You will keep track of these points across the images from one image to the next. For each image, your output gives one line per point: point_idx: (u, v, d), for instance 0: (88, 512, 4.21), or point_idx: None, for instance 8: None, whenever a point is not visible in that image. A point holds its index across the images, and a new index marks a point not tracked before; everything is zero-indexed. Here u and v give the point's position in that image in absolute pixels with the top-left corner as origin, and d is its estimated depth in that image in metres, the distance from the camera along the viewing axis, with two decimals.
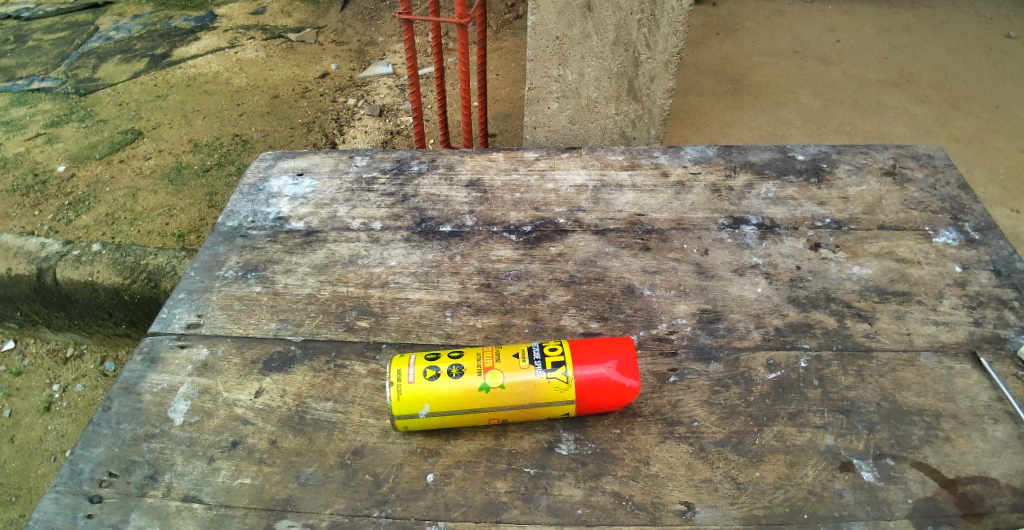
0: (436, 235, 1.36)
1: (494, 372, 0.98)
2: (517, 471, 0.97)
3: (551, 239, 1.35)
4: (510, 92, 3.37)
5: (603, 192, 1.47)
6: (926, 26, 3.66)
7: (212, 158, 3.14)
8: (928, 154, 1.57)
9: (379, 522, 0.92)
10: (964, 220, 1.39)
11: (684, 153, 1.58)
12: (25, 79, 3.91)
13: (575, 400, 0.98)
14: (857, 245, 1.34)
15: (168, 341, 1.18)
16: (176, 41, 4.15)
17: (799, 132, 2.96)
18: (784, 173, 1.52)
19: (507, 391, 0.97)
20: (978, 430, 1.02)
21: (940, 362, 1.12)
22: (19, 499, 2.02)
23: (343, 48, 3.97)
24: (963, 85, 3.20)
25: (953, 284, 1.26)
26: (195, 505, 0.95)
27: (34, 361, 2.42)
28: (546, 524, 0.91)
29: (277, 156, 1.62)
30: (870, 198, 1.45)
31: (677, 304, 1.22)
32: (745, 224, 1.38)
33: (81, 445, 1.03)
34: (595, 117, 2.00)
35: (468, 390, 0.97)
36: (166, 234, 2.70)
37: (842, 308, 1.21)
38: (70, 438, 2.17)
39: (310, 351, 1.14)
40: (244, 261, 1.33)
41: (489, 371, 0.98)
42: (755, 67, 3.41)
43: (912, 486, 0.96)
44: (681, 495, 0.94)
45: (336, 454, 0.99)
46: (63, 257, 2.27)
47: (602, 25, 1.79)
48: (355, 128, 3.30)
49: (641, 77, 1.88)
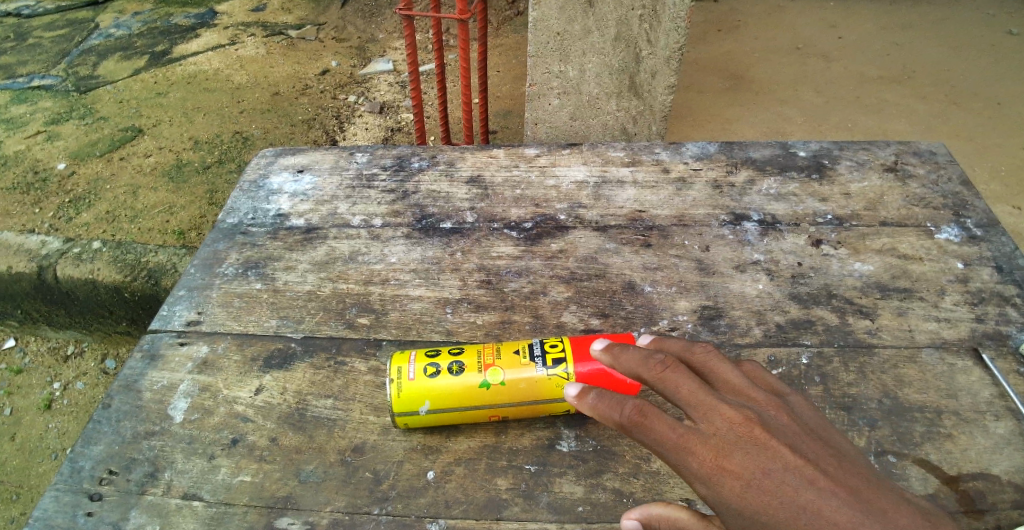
0: (436, 232, 1.36)
1: (495, 367, 0.99)
2: (518, 468, 0.97)
3: (551, 235, 1.35)
4: (510, 89, 3.37)
5: (604, 188, 1.46)
6: (926, 23, 3.64)
7: (212, 156, 3.13)
8: (930, 150, 1.56)
9: (379, 520, 0.92)
10: (966, 217, 1.38)
11: (685, 149, 1.57)
12: (25, 76, 3.90)
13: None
14: (858, 242, 1.33)
15: (168, 339, 1.18)
16: (177, 38, 4.14)
17: (799, 129, 2.96)
18: (785, 170, 1.51)
19: (506, 387, 0.97)
20: (980, 427, 1.02)
21: (942, 359, 1.11)
22: (20, 497, 2.03)
23: (344, 45, 3.96)
24: (964, 83, 3.18)
25: (955, 280, 1.25)
26: (195, 503, 0.95)
27: (35, 359, 2.42)
28: (547, 522, 0.91)
29: (278, 152, 1.61)
30: (871, 195, 1.44)
31: (678, 300, 1.21)
32: (746, 221, 1.38)
33: (81, 442, 1.03)
34: (596, 113, 1.99)
35: (468, 387, 0.98)
36: (166, 232, 2.70)
37: (844, 305, 1.21)
38: (71, 435, 2.17)
39: (310, 348, 1.14)
40: (244, 258, 1.33)
41: (489, 368, 0.99)
42: (756, 64, 3.41)
43: (914, 483, 0.96)
44: (682, 492, 0.94)
45: (337, 451, 0.99)
46: (63, 255, 2.26)
47: (603, 21, 1.78)
48: (356, 125, 3.29)
49: (642, 73, 1.88)
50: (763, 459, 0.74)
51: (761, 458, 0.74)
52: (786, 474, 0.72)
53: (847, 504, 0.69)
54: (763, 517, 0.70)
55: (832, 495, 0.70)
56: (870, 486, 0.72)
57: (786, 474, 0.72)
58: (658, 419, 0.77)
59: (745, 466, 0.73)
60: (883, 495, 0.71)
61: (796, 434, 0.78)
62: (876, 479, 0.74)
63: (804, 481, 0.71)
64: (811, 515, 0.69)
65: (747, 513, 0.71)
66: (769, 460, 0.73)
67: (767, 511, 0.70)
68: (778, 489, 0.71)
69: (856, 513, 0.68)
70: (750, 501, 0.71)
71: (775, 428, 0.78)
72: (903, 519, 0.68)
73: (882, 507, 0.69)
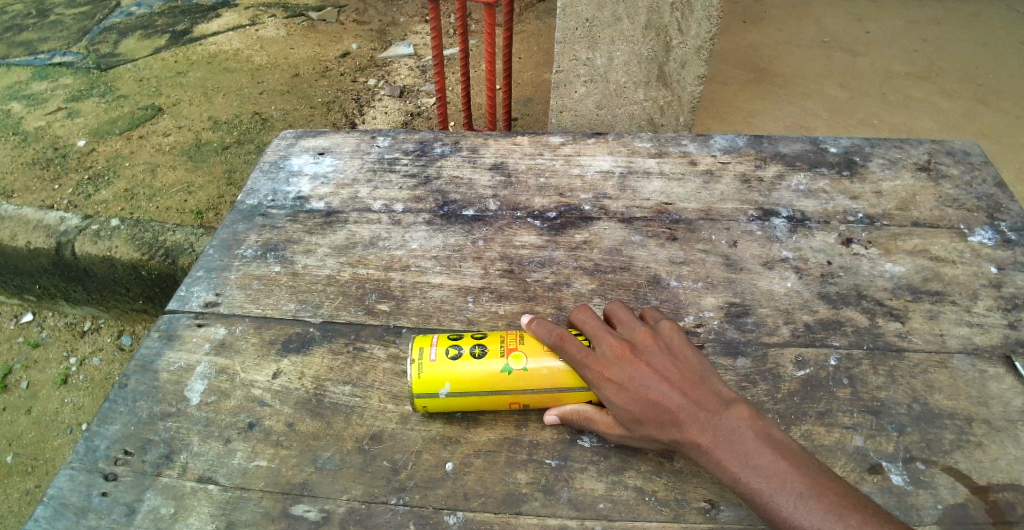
0: (458, 219, 1.34)
1: (517, 351, 0.97)
2: (538, 463, 0.95)
3: (575, 226, 1.32)
4: (532, 76, 3.33)
5: (630, 179, 1.43)
6: (956, 18, 3.55)
7: (230, 136, 3.13)
8: (965, 150, 1.51)
9: (396, 510, 0.90)
10: (1001, 220, 1.34)
11: (714, 142, 1.53)
12: (46, 53, 3.91)
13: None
14: (890, 242, 1.30)
15: (186, 320, 1.17)
16: (198, 17, 4.12)
17: (825, 124, 2.91)
18: (816, 165, 1.47)
19: (529, 373, 0.95)
20: (1012, 437, 0.99)
21: (973, 365, 1.08)
22: (34, 470, 2.05)
23: (365, 28, 3.92)
24: (993, 82, 3.09)
25: (988, 285, 1.21)
26: (210, 487, 0.94)
27: (52, 334, 2.43)
28: (567, 518, 0.89)
29: (298, 134, 1.59)
30: (903, 194, 1.40)
31: (704, 296, 1.19)
32: (775, 217, 1.34)
33: (97, 421, 1.02)
34: (622, 102, 1.96)
35: (490, 371, 0.96)
36: (184, 211, 2.71)
37: (874, 306, 1.17)
38: (86, 411, 2.19)
39: (329, 333, 1.13)
40: (264, 240, 1.31)
41: (512, 353, 0.97)
42: (783, 58, 3.33)
43: (942, 492, 0.93)
44: (706, 492, 0.92)
45: (354, 439, 0.98)
46: (82, 231, 2.25)
47: (634, 8, 1.74)
48: (376, 109, 3.27)
49: (671, 63, 1.84)
50: (630, 370, 0.92)
51: (628, 369, 0.92)
52: (644, 379, 0.91)
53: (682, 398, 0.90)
54: (625, 410, 0.90)
55: (674, 392, 0.90)
56: (705, 380, 0.92)
57: (644, 379, 0.91)
58: (565, 344, 0.95)
59: (616, 376, 0.92)
60: (715, 387, 0.91)
61: (661, 345, 0.96)
62: (713, 374, 0.94)
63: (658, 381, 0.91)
64: (656, 408, 0.90)
65: (616, 408, 0.91)
66: (635, 370, 0.92)
67: (628, 408, 0.90)
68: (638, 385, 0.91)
69: (686, 402, 0.89)
70: (618, 400, 0.91)
71: (645, 344, 0.96)
72: (721, 405, 0.89)
73: (707, 397, 0.90)
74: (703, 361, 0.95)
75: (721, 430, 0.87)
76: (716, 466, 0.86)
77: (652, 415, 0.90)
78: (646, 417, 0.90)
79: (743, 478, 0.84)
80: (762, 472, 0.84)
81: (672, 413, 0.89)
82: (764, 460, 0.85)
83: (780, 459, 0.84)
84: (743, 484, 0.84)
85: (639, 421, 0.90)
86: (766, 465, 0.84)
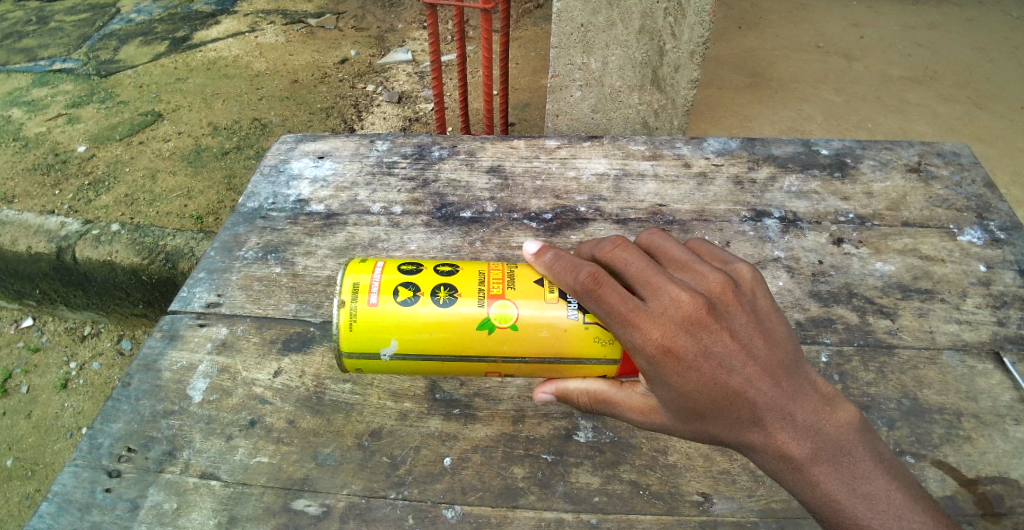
0: (456, 220, 1.36)
1: (503, 301, 0.92)
2: (535, 457, 0.97)
3: (571, 227, 1.34)
4: (529, 81, 3.36)
5: (625, 182, 1.45)
6: (952, 24, 3.58)
7: (230, 142, 3.16)
8: (955, 152, 1.54)
9: (395, 504, 0.92)
10: (990, 220, 1.37)
11: (707, 145, 1.56)
12: (47, 59, 3.93)
13: (617, 359, 0.92)
14: (880, 241, 1.32)
15: (188, 320, 1.18)
16: (196, 24, 4.14)
17: (820, 128, 2.95)
18: (807, 167, 1.50)
19: (519, 332, 0.91)
20: (1000, 431, 1.01)
21: (962, 361, 1.10)
22: (34, 474, 2.07)
23: (363, 34, 3.95)
24: (987, 87, 3.13)
25: (977, 283, 1.24)
26: (212, 482, 0.96)
27: (52, 338, 2.45)
28: (562, 510, 0.91)
29: (298, 139, 1.61)
30: (894, 194, 1.43)
31: None
32: (767, 218, 1.37)
33: (100, 420, 1.04)
34: (617, 106, 1.98)
35: (463, 321, 0.91)
36: (184, 216, 2.73)
37: (864, 304, 1.20)
38: (87, 415, 2.21)
39: (329, 332, 1.15)
40: (264, 242, 1.33)
41: (499, 304, 0.92)
42: (778, 62, 3.37)
43: (931, 484, 0.95)
44: (699, 486, 0.94)
45: (354, 436, 1.00)
46: (82, 237, 2.27)
47: (627, 14, 1.77)
48: (374, 114, 3.30)
49: (665, 68, 1.87)
50: (708, 344, 0.81)
51: (706, 339, 0.82)
52: (725, 357, 0.81)
53: (772, 391, 0.82)
54: (700, 394, 0.81)
55: (759, 377, 0.82)
56: (795, 368, 0.84)
57: (728, 360, 0.81)
58: (602, 292, 0.84)
59: (689, 351, 0.81)
60: (798, 370, 0.84)
61: (742, 313, 0.85)
62: (801, 359, 0.85)
63: (744, 365, 0.82)
64: (735, 393, 0.81)
65: (682, 388, 0.82)
66: (714, 346, 0.81)
67: (702, 394, 0.81)
68: (721, 366, 0.81)
69: (776, 398, 0.82)
70: (685, 381, 0.81)
71: (724, 310, 0.85)
72: (814, 404, 0.83)
73: (795, 386, 0.83)
74: (787, 333, 0.86)
75: (817, 440, 0.82)
76: (803, 476, 0.82)
77: (731, 405, 0.82)
78: (726, 406, 0.82)
79: (836, 495, 0.81)
80: (862, 496, 0.80)
81: (757, 408, 0.81)
82: (850, 462, 0.82)
83: (879, 481, 0.81)
84: (835, 501, 0.80)
85: (710, 406, 0.82)
86: (862, 485, 0.81)
